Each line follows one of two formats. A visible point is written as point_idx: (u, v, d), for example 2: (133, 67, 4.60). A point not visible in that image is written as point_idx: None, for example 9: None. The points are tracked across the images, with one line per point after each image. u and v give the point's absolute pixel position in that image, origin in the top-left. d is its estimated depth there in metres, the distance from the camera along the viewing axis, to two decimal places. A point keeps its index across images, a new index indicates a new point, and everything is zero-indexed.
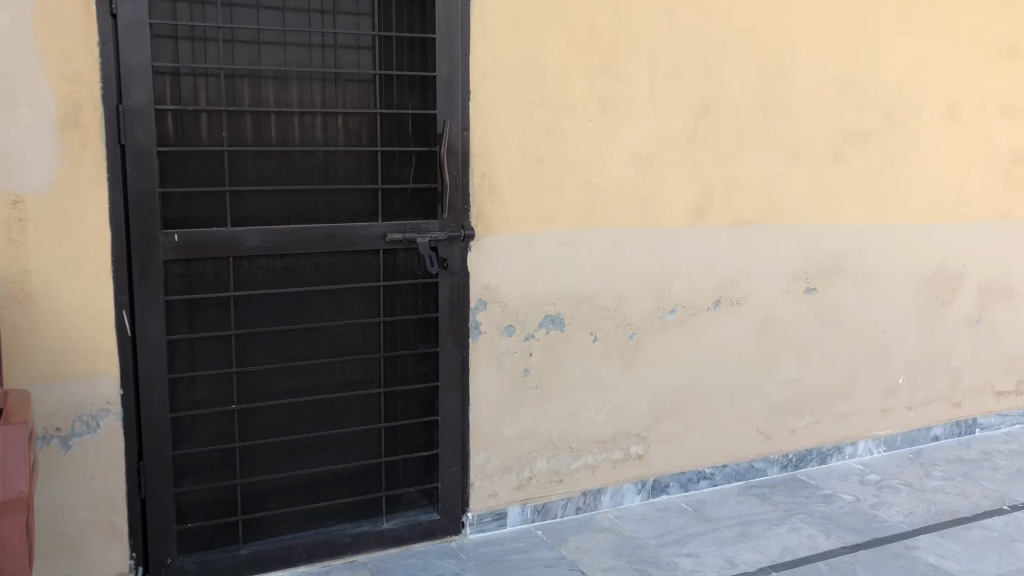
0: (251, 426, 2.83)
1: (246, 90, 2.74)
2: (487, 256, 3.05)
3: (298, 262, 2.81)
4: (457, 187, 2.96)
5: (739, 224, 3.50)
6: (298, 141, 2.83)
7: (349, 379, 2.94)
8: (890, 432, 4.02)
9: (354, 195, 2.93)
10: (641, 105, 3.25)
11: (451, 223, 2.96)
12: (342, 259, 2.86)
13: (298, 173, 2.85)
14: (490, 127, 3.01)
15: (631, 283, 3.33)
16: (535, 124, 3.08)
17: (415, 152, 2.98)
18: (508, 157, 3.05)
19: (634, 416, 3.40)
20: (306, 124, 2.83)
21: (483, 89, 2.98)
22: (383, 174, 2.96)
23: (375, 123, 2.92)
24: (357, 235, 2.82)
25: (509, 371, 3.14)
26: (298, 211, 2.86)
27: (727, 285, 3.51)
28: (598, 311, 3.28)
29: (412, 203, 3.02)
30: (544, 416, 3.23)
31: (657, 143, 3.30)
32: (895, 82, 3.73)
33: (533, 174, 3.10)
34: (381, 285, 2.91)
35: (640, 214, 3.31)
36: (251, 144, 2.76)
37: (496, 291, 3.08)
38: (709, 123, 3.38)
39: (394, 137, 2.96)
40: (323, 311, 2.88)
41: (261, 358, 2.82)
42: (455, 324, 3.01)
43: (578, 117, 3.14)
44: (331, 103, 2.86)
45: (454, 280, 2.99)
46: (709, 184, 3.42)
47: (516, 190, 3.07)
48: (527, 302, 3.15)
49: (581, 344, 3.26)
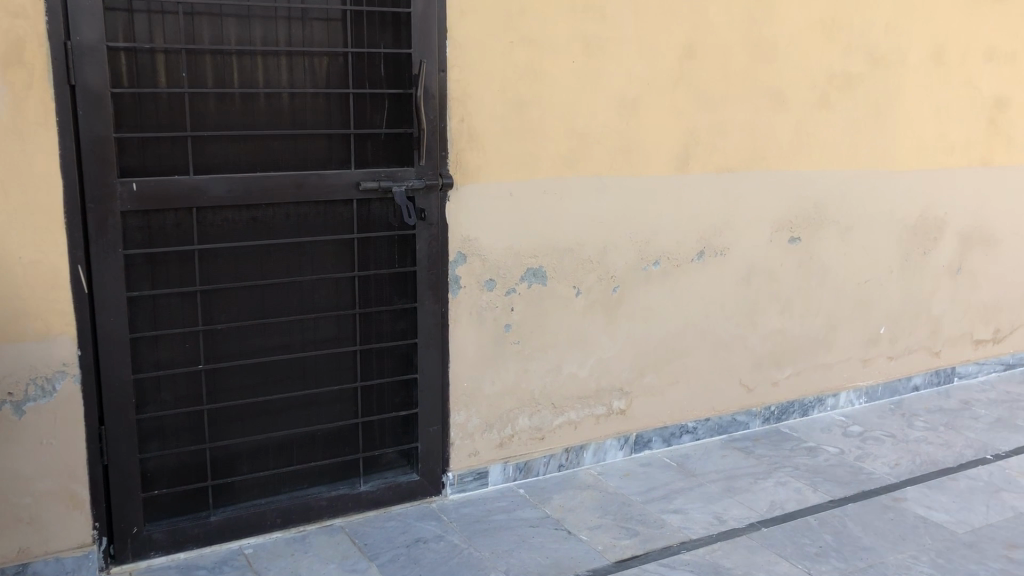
0: (220, 388, 2.68)
1: (207, 28, 2.55)
2: (467, 206, 2.91)
3: (267, 214, 2.64)
4: (434, 133, 2.80)
5: (724, 171, 3.39)
6: (263, 83, 2.64)
7: (322, 336, 2.80)
8: (871, 383, 3.98)
9: (324, 141, 2.76)
10: (625, 47, 3.10)
11: (427, 170, 2.80)
12: (314, 210, 2.70)
13: (264, 118, 2.66)
14: (468, 68, 2.84)
15: (614, 233, 3.21)
16: (516, 66, 2.92)
17: (389, 95, 2.81)
18: (486, 101, 2.89)
19: (617, 371, 3.30)
20: (271, 65, 2.64)
21: (460, 28, 2.81)
22: (355, 119, 2.78)
23: (346, 65, 2.74)
24: (329, 184, 2.67)
25: (490, 326, 3.02)
26: (265, 158, 2.68)
27: (712, 235, 3.41)
28: (581, 262, 3.16)
29: (386, 150, 2.85)
30: (526, 373, 3.12)
31: (640, 86, 3.15)
32: (882, 24, 3.61)
33: (513, 120, 2.95)
34: (355, 238, 2.76)
35: (624, 161, 3.18)
36: (212, 87, 2.58)
37: (476, 243, 2.94)
38: (694, 66, 3.24)
39: (366, 80, 2.78)
40: (294, 265, 2.72)
41: (229, 316, 2.66)
42: (433, 278, 2.88)
43: (559, 59, 2.99)
44: (298, 43, 2.67)
45: (432, 232, 2.85)
46: (694, 129, 3.29)
47: (495, 136, 2.92)
48: (508, 254, 3.01)
49: (563, 297, 3.15)
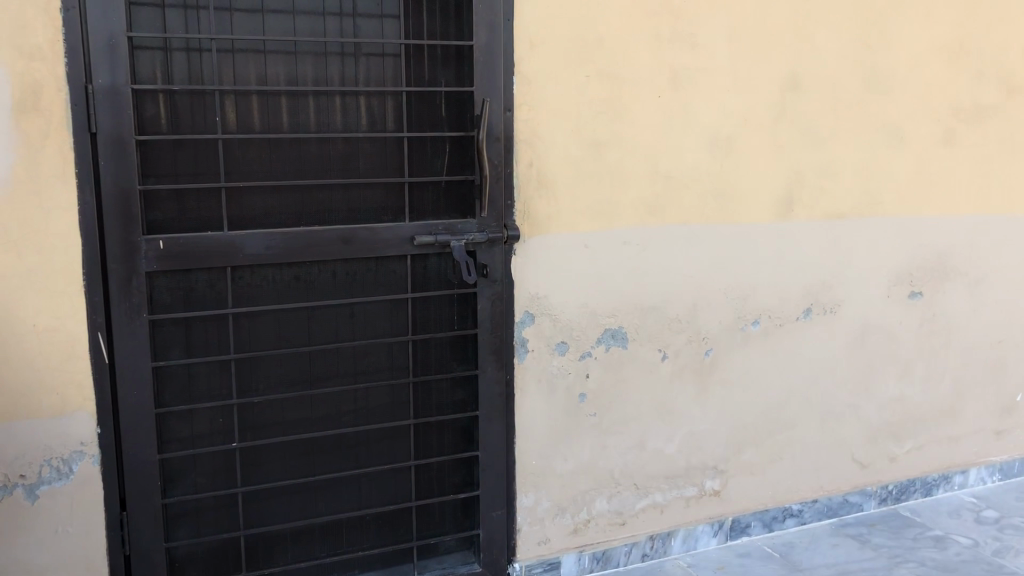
0: (257, 467, 2.39)
1: (252, 66, 2.28)
2: (536, 260, 2.57)
3: (309, 272, 2.35)
4: (498, 180, 2.48)
5: (833, 218, 2.98)
6: (312, 127, 2.37)
7: (373, 408, 2.48)
8: (1006, 458, 3.45)
9: (378, 190, 2.45)
10: (719, 78, 2.73)
11: (490, 221, 2.48)
12: (363, 267, 2.40)
13: (311, 165, 2.38)
14: (538, 106, 2.52)
15: (706, 289, 2.82)
16: (593, 102, 2.58)
17: (450, 137, 2.50)
18: (560, 143, 2.56)
19: (710, 447, 2.91)
20: (322, 105, 2.37)
21: (529, 61, 2.49)
22: (411, 165, 2.48)
23: (403, 105, 2.44)
24: (380, 238, 2.36)
25: (562, 396, 2.66)
26: (312, 209, 2.40)
27: (820, 291, 3.00)
28: (668, 323, 2.78)
29: (446, 199, 2.54)
30: (604, 449, 2.74)
31: (736, 122, 2.77)
32: (1019, 46, 3.15)
33: (590, 163, 2.60)
34: (409, 297, 2.45)
35: (717, 208, 2.80)
36: (258, 131, 2.31)
37: (546, 302, 2.60)
38: (799, 99, 2.85)
39: (425, 121, 2.47)
40: (341, 329, 2.42)
41: (268, 387, 2.38)
42: (497, 342, 2.54)
43: (643, 93, 2.64)
44: (352, 80, 2.39)
45: (496, 290, 2.51)
46: (799, 171, 2.90)
47: (569, 181, 2.58)
48: (583, 314, 2.66)
49: (647, 362, 2.77)
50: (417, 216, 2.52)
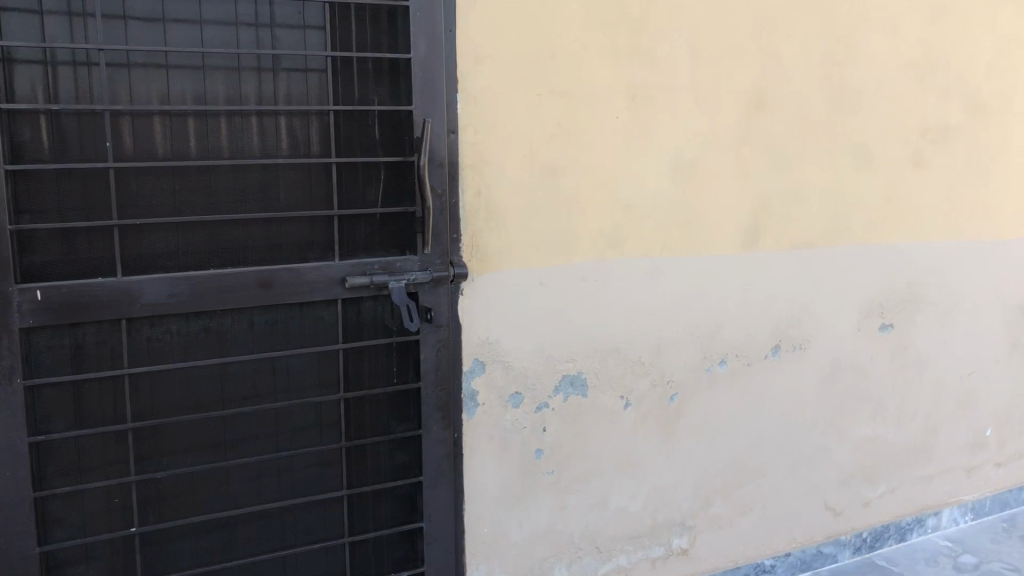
0: (162, 555, 2.03)
1: (152, 83, 1.94)
2: (485, 302, 2.27)
3: (223, 323, 2.01)
4: (443, 211, 2.16)
5: (802, 247, 2.75)
6: (225, 152, 2.03)
7: (300, 477, 2.14)
8: (977, 497, 3.28)
9: (302, 224, 2.12)
10: (681, 97, 2.48)
11: (433, 258, 2.16)
12: (287, 315, 2.07)
13: (223, 196, 2.04)
14: (485, 128, 2.23)
15: (672, 329, 2.56)
16: (545, 123, 2.31)
17: (385, 163, 2.19)
18: (509, 169, 2.28)
19: (677, 501, 2.65)
20: (236, 127, 2.03)
21: (473, 77, 2.21)
22: (341, 195, 2.16)
23: (331, 126, 2.12)
24: (306, 280, 2.04)
25: (516, 453, 2.37)
26: (225, 248, 2.05)
27: (790, 326, 2.76)
28: (631, 366, 2.51)
29: (383, 234, 2.21)
30: (564, 510, 2.46)
31: (700, 145, 2.53)
32: (983, 64, 2.99)
33: (543, 191, 2.33)
34: (341, 348, 2.12)
35: (682, 239, 2.55)
36: (162, 159, 1.97)
37: (497, 348, 2.30)
38: (765, 120, 2.62)
39: (357, 144, 2.16)
40: (261, 388, 2.08)
41: (175, 459, 2.02)
42: (443, 397, 2.22)
43: (600, 113, 2.37)
44: (272, 98, 2.06)
45: (441, 336, 2.20)
46: (766, 197, 2.67)
47: (520, 212, 2.30)
48: (538, 359, 2.37)
49: (610, 411, 2.49)
50: (349, 255, 2.19)
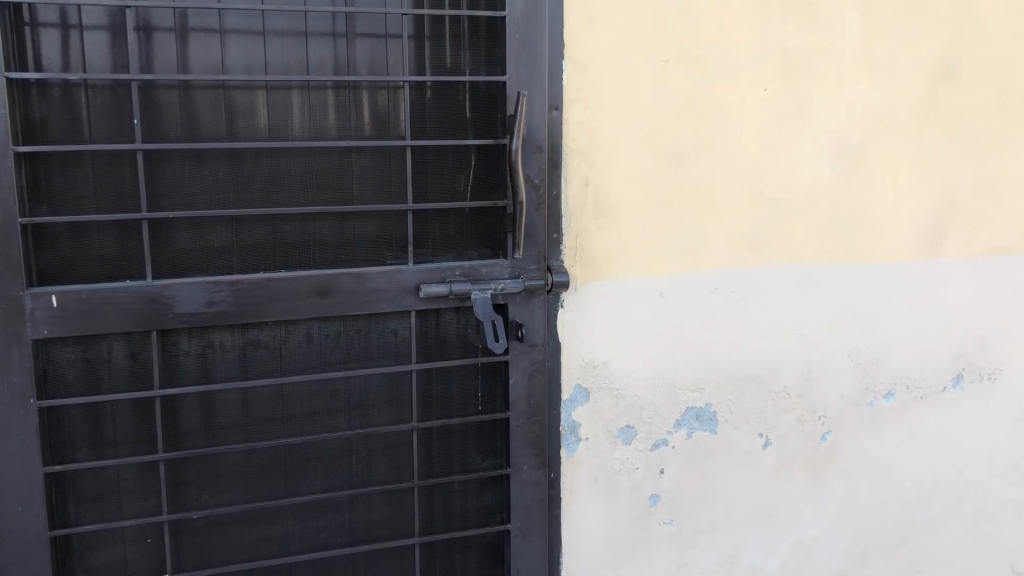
0: None
1: (203, 47, 1.62)
2: (591, 317, 1.88)
3: (275, 336, 1.70)
4: (540, 206, 1.77)
5: (996, 252, 2.21)
6: (290, 132, 1.69)
7: (364, 520, 1.81)
8: None
9: (373, 220, 1.77)
10: (847, 64, 1.99)
11: (527, 264, 1.78)
12: (351, 329, 1.73)
13: (284, 186, 1.70)
14: (597, 104, 1.82)
15: (824, 353, 2.10)
16: (673, 97, 1.87)
17: (476, 147, 1.80)
18: (626, 154, 1.86)
19: (825, 561, 2.18)
20: (302, 103, 1.69)
21: (584, 40, 1.79)
22: (422, 186, 1.79)
23: (413, 101, 1.75)
24: (372, 288, 1.69)
25: (626, 499, 1.97)
26: (282, 248, 1.72)
27: (976, 351, 2.23)
28: (771, 398, 2.06)
29: (472, 233, 1.84)
30: (683, 567, 2.05)
31: (868, 125, 2.04)
32: None
33: (667, 181, 1.90)
34: (413, 369, 1.77)
35: (840, 243, 2.07)
36: (225, 139, 1.65)
37: (605, 373, 1.91)
38: (955, 94, 2.09)
39: (442, 125, 1.78)
40: (320, 413, 1.76)
41: (216, 493, 1.72)
42: (536, 430, 1.84)
43: (743, 85, 1.92)
44: (346, 68, 1.71)
45: (535, 357, 1.82)
46: (953, 191, 2.14)
47: (638, 208, 1.88)
48: (656, 386, 1.96)
49: (745, 451, 2.06)
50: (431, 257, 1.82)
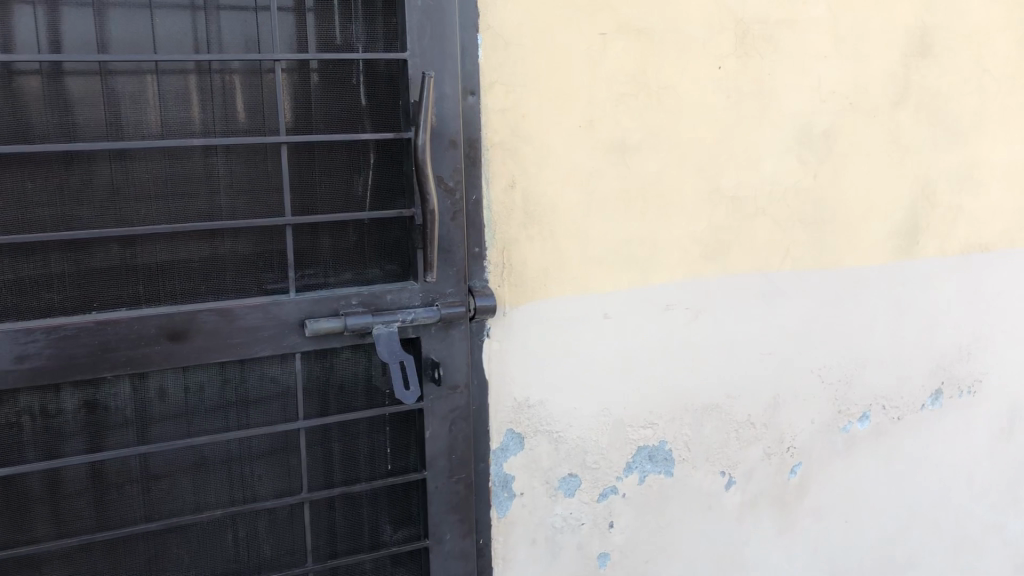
0: None
1: (13, 18, 1.20)
2: (523, 348, 1.54)
3: (116, 395, 1.31)
4: (457, 215, 1.42)
5: (974, 249, 1.96)
6: (134, 130, 1.29)
7: None
8: None
9: (246, 239, 1.38)
10: (812, 36, 1.70)
11: (443, 287, 1.43)
12: (218, 379, 1.36)
13: (126, 199, 1.30)
14: (521, 86, 1.48)
15: (794, 375, 1.80)
16: (612, 76, 1.54)
17: (374, 143, 1.43)
18: (559, 147, 1.52)
19: None
20: (145, 91, 1.29)
21: (503, 8, 1.45)
22: (307, 193, 1.41)
23: (295, 87, 1.37)
24: (243, 327, 1.32)
25: (571, 561, 1.65)
26: (125, 280, 1.32)
27: (955, 363, 1.98)
28: (735, 430, 1.76)
29: (375, 249, 1.47)
30: None
31: (836, 108, 1.75)
32: None
33: (609, 179, 1.57)
34: (302, 427, 1.40)
35: (808, 246, 1.77)
36: (44, 142, 1.25)
37: (542, 414, 1.57)
38: (931, 70, 1.82)
39: (332, 115, 1.40)
40: (184, 488, 1.37)
41: None
42: (461, 491, 1.50)
43: (694, 61, 1.60)
44: (208, 46, 1.31)
45: (456, 403, 1.47)
46: (929, 183, 1.87)
47: (575, 213, 1.55)
48: (603, 426, 1.63)
49: (707, 494, 1.75)
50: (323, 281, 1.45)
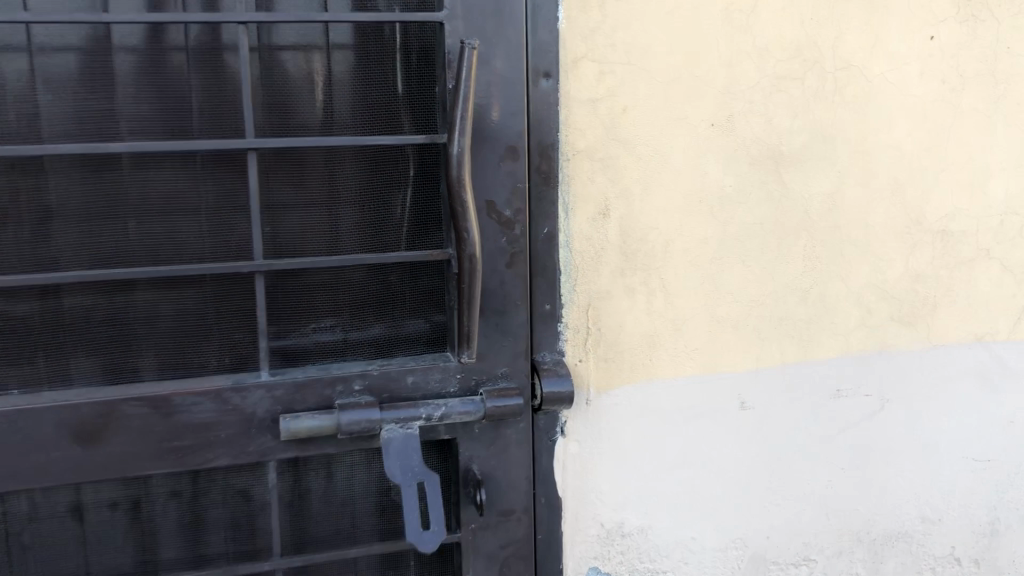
0: None
1: None
2: (619, 452, 1.05)
3: (10, 514, 0.90)
4: (514, 258, 0.96)
5: None
6: (37, 134, 0.85)
7: None
8: None
9: (222, 288, 0.92)
10: None
11: (493, 366, 0.96)
12: (161, 492, 0.93)
13: (63, 226, 0.88)
14: (624, 66, 0.98)
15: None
16: (765, 51, 1.03)
17: (414, 147, 0.94)
18: (682, 158, 1.02)
19: None
20: (58, 71, 0.85)
21: None
22: (300, 221, 0.93)
23: (286, 70, 0.90)
24: (188, 426, 0.89)
25: None
26: (62, 344, 0.90)
27: None
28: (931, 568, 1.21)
29: (410, 304, 0.98)
30: None
31: None
32: None
33: (756, 205, 1.05)
34: (286, 567, 0.97)
35: None
36: None
37: (642, 545, 1.08)
38: None
39: (360, 108, 0.93)
40: None
41: None
42: None
43: (892, 28, 1.06)
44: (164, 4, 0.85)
45: (512, 535, 1.00)
46: None
47: (702, 255, 1.05)
48: (732, 561, 1.12)
49: None
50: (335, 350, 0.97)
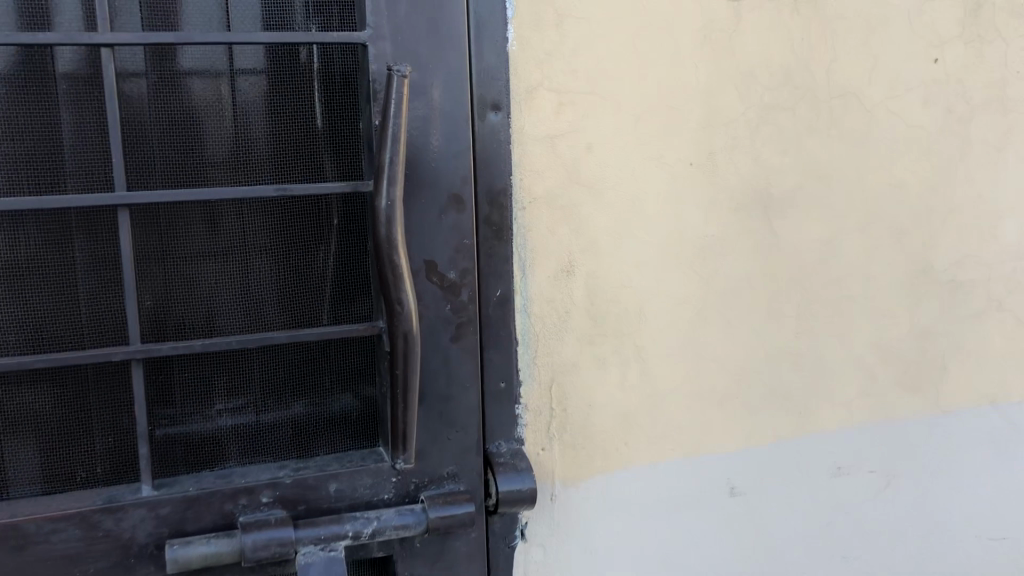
0: None
1: None
2: (591, 554, 0.88)
3: None
4: (461, 332, 0.78)
5: None
6: None
7: None
8: None
9: (94, 379, 0.72)
10: None
11: (438, 465, 0.78)
12: None
13: None
14: (587, 96, 0.82)
15: None
16: (750, 76, 0.87)
17: (339, 199, 0.76)
18: (658, 204, 0.86)
19: None
20: None
21: None
22: (193, 294, 0.74)
23: (181, 104, 0.71)
24: (44, 561, 0.69)
25: None
26: None
27: None
28: None
29: (335, 386, 0.80)
30: None
31: None
32: None
33: (743, 258, 0.90)
34: None
35: None
36: None
37: None
38: None
39: (269, 152, 0.74)
40: None
41: None
42: None
43: (892, 50, 0.92)
44: (21, 18, 0.65)
45: None
46: None
47: (684, 318, 0.88)
48: None
49: None
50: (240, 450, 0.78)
